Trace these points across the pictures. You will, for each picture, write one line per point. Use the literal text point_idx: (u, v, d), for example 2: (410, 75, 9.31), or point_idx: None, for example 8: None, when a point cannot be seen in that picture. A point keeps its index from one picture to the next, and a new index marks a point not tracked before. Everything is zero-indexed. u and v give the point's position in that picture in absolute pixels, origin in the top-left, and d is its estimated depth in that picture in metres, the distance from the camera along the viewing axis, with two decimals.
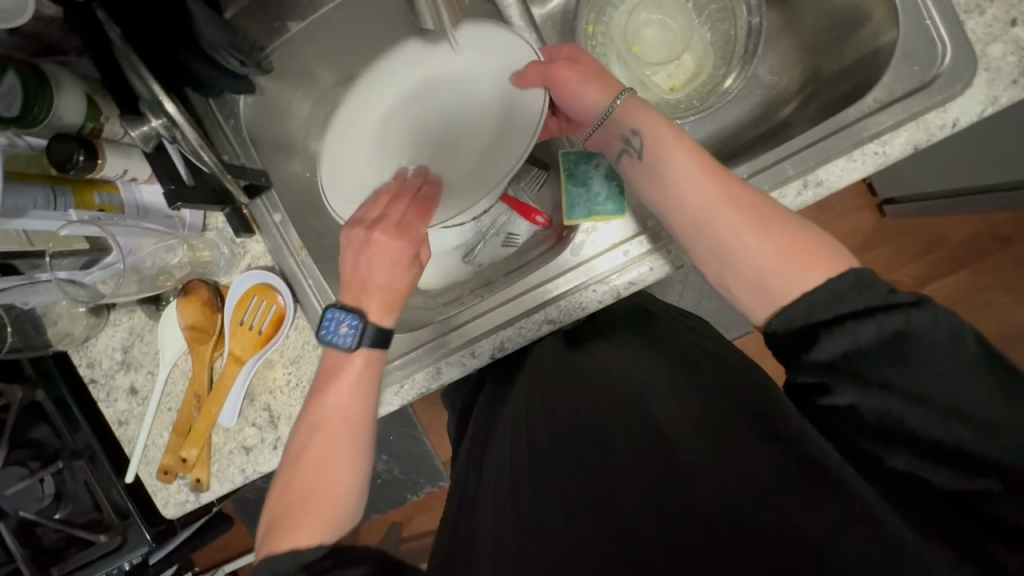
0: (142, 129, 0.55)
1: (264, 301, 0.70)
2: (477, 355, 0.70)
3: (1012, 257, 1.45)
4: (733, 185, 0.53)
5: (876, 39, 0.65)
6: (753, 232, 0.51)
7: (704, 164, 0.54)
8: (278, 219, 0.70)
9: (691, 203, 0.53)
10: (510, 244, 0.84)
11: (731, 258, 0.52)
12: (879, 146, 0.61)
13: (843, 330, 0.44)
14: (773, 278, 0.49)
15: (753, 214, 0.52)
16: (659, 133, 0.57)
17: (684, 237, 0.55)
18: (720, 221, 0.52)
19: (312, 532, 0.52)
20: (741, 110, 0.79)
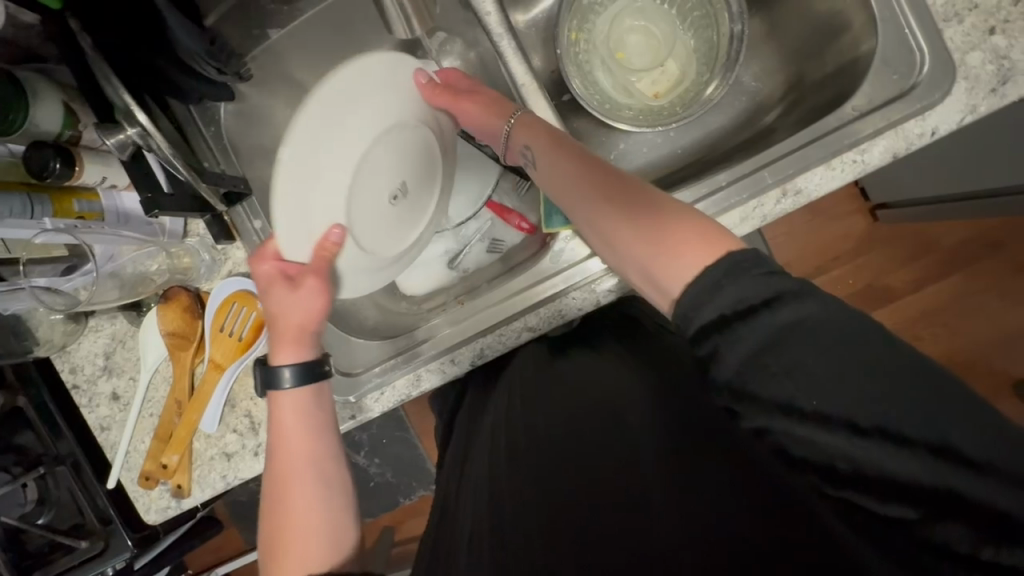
0: (118, 138, 0.54)
1: (243, 308, 0.70)
2: (458, 363, 0.70)
3: (1006, 261, 1.44)
4: (615, 185, 0.55)
5: (856, 47, 0.65)
6: (642, 231, 0.51)
7: (589, 170, 0.57)
8: (259, 226, 0.71)
9: (582, 211, 0.56)
10: (496, 250, 0.84)
11: (627, 262, 0.53)
12: (858, 154, 0.61)
13: (727, 336, 0.43)
14: (663, 276, 0.49)
15: (634, 208, 0.53)
16: (551, 146, 0.61)
17: (600, 251, 0.57)
18: (603, 219, 0.54)
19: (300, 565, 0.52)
20: (725, 117, 0.79)
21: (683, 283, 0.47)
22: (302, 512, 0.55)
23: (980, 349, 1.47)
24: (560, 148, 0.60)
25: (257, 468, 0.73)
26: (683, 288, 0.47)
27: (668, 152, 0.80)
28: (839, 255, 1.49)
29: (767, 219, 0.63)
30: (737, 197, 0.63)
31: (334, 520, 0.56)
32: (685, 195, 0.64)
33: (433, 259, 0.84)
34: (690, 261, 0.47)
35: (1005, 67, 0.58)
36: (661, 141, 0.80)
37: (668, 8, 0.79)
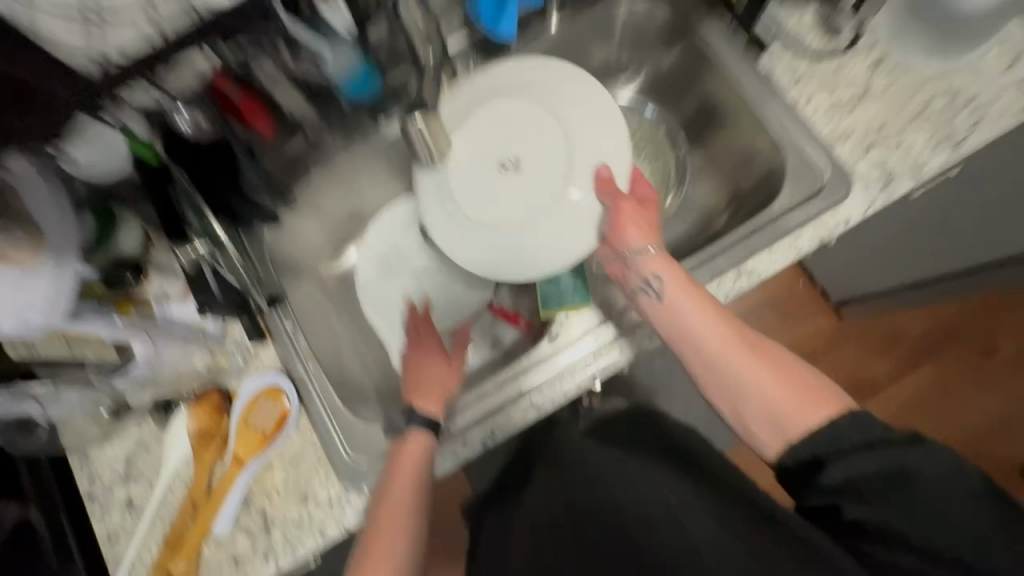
0: (188, 251, 0.69)
1: (271, 402, 0.76)
2: (469, 444, 0.74)
3: (970, 347, 1.56)
4: (745, 330, 0.66)
5: (771, 167, 0.83)
6: (767, 372, 0.62)
7: (712, 311, 0.66)
8: (290, 327, 0.80)
9: (704, 338, 0.65)
10: (497, 347, 0.94)
11: (747, 400, 0.62)
12: (792, 240, 0.75)
13: (838, 459, 0.54)
14: (780, 418, 0.60)
15: (763, 359, 0.63)
16: (677, 280, 0.68)
17: (706, 379, 0.65)
18: (736, 360, 0.63)
19: None
20: (683, 224, 0.96)
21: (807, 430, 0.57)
22: (387, 547, 0.62)
23: (978, 435, 1.51)
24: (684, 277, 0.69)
25: (265, 572, 0.72)
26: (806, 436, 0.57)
27: None
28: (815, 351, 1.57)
29: (728, 296, 0.75)
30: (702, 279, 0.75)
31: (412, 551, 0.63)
32: None
33: None
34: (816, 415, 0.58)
35: (886, 171, 0.76)
36: None
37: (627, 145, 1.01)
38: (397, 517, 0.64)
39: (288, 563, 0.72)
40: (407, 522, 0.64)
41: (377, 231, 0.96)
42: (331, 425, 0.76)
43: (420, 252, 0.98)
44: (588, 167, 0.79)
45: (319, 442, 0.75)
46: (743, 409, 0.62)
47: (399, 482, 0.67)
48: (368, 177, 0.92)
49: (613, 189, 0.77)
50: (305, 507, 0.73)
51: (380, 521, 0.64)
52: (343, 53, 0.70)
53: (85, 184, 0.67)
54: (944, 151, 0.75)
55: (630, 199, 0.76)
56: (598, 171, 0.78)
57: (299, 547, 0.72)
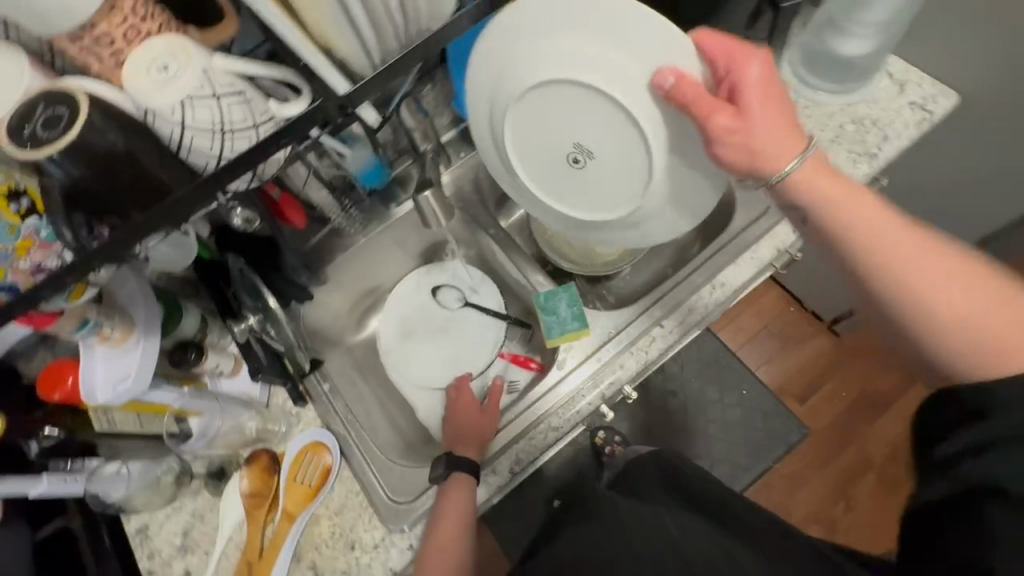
0: (242, 324, 0.78)
1: (316, 456, 0.83)
2: (498, 472, 0.81)
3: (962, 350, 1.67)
4: (952, 265, 0.50)
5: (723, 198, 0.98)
6: (963, 291, 0.49)
7: (909, 239, 0.51)
8: (327, 387, 0.90)
9: (896, 268, 0.51)
10: (512, 390, 1.03)
11: (945, 335, 0.49)
12: (753, 253, 0.88)
13: (998, 418, 0.45)
14: (961, 367, 0.49)
15: (974, 290, 0.49)
16: (857, 213, 0.53)
17: (892, 308, 0.52)
18: (925, 287, 0.50)
19: None
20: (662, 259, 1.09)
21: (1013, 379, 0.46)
22: None
23: None
24: (866, 203, 0.53)
25: None
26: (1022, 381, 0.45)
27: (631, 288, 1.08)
28: (823, 372, 1.72)
29: (708, 307, 0.86)
30: (681, 295, 0.87)
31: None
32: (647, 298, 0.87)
33: None
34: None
35: None
36: (622, 282, 1.07)
37: None
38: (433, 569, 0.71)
39: None
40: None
41: (395, 301, 1.10)
42: (370, 473, 0.83)
43: (435, 314, 1.10)
44: (645, 84, 0.60)
45: (361, 489, 0.82)
46: (933, 341, 0.50)
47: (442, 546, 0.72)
48: (384, 252, 1.06)
49: (694, 90, 0.55)
50: (352, 554, 0.78)
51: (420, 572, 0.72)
52: (362, 152, 0.85)
53: (154, 282, 0.81)
54: (863, 164, 0.90)
55: (727, 107, 0.54)
56: (662, 78, 0.56)
57: None
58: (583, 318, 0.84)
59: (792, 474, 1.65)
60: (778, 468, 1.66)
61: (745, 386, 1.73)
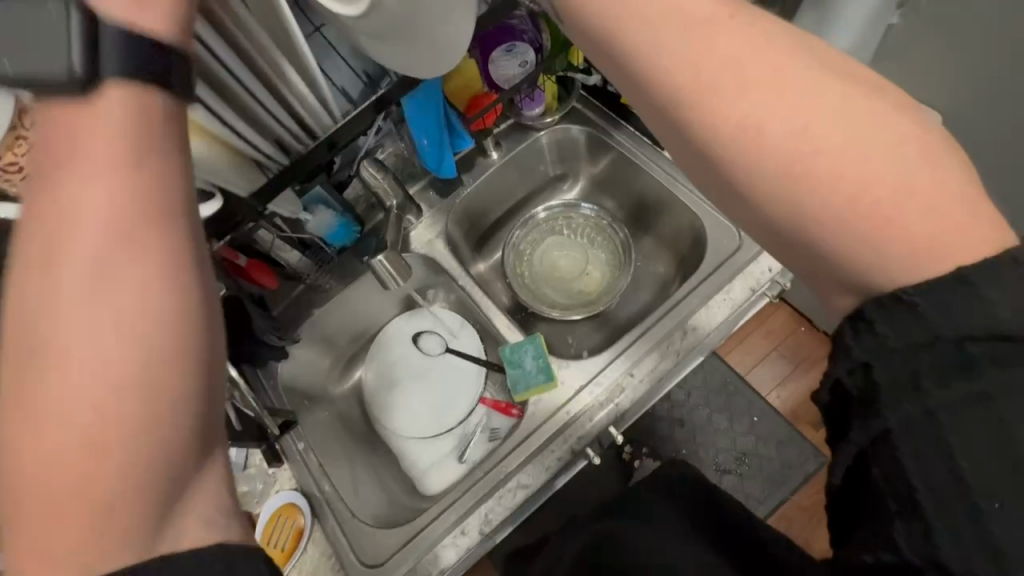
0: None
1: (288, 518, 0.85)
2: (467, 533, 0.79)
3: None
4: (841, 104, 0.38)
5: (697, 234, 0.96)
6: (877, 155, 0.37)
7: (785, 92, 0.38)
8: (302, 446, 0.90)
9: (782, 127, 0.38)
10: (493, 437, 1.03)
11: (839, 224, 0.38)
12: (726, 294, 0.85)
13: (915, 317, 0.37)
14: (863, 270, 0.39)
15: (885, 137, 0.38)
16: (714, 64, 0.39)
17: (759, 197, 0.40)
18: (823, 137, 0.38)
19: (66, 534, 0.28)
20: (641, 297, 1.07)
21: (940, 272, 0.37)
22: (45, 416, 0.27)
23: None
24: (759, 40, 0.39)
25: None
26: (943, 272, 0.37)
27: (611, 329, 1.06)
28: None
29: (681, 353, 0.83)
30: (650, 342, 0.84)
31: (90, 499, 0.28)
32: (621, 342, 0.85)
33: (445, 457, 1.03)
34: (947, 255, 0.37)
35: None
36: (600, 324, 1.06)
37: (579, 237, 1.12)
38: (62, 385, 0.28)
39: None
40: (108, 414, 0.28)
41: (378, 349, 1.10)
42: (341, 535, 0.84)
43: (415, 360, 1.09)
44: None
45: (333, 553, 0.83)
46: (823, 229, 0.39)
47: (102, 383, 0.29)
48: (363, 306, 1.07)
49: None
50: None
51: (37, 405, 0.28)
52: (325, 215, 0.89)
53: None
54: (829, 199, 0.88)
55: None
56: None
57: None
58: (548, 372, 0.83)
59: (811, 505, 1.57)
60: (795, 499, 1.57)
61: (757, 413, 1.65)
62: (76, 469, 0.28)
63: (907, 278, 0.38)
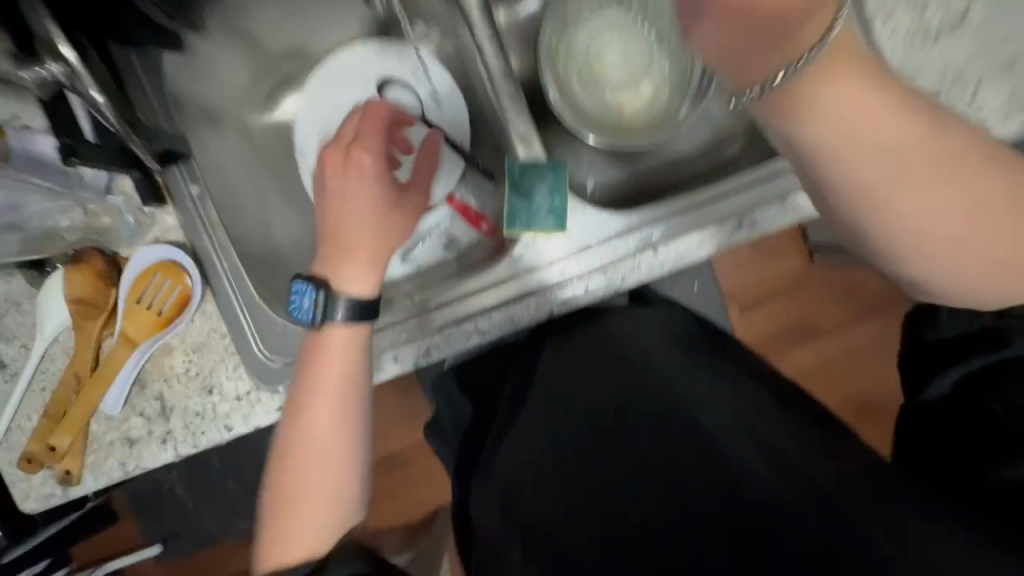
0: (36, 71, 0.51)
1: (168, 280, 0.65)
2: (400, 361, 0.67)
3: None
4: (957, 144, 0.41)
5: None
6: (945, 216, 0.41)
7: (919, 172, 0.40)
8: (196, 192, 0.65)
9: (889, 196, 0.41)
10: (450, 249, 0.81)
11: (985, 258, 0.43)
12: (810, 196, 0.65)
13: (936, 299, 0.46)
14: (952, 275, 0.44)
15: (980, 186, 0.41)
16: (872, 174, 0.40)
17: (974, 284, 0.43)
18: (925, 203, 0.41)
19: (318, 505, 0.59)
20: (690, 143, 0.81)
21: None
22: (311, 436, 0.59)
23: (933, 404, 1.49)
24: (848, 119, 0.39)
25: (162, 457, 0.66)
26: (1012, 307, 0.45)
27: (636, 169, 0.81)
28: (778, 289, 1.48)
29: (722, 246, 0.66)
30: (696, 222, 0.65)
31: (311, 464, 0.59)
32: (660, 208, 0.65)
33: None
34: (1007, 256, 0.42)
35: None
36: (625, 159, 0.80)
37: (647, 34, 0.81)
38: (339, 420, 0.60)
39: (187, 451, 0.66)
40: (318, 422, 0.59)
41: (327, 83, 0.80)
42: (241, 316, 0.66)
43: None
44: None
45: (227, 332, 0.66)
46: (933, 268, 0.43)
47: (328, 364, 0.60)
48: None
49: None
50: (209, 399, 0.66)
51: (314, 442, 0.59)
52: None
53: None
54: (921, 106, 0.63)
55: None
56: None
57: (201, 437, 0.66)
58: (562, 215, 0.64)
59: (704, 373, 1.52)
60: None
61: None
62: (317, 445, 0.59)
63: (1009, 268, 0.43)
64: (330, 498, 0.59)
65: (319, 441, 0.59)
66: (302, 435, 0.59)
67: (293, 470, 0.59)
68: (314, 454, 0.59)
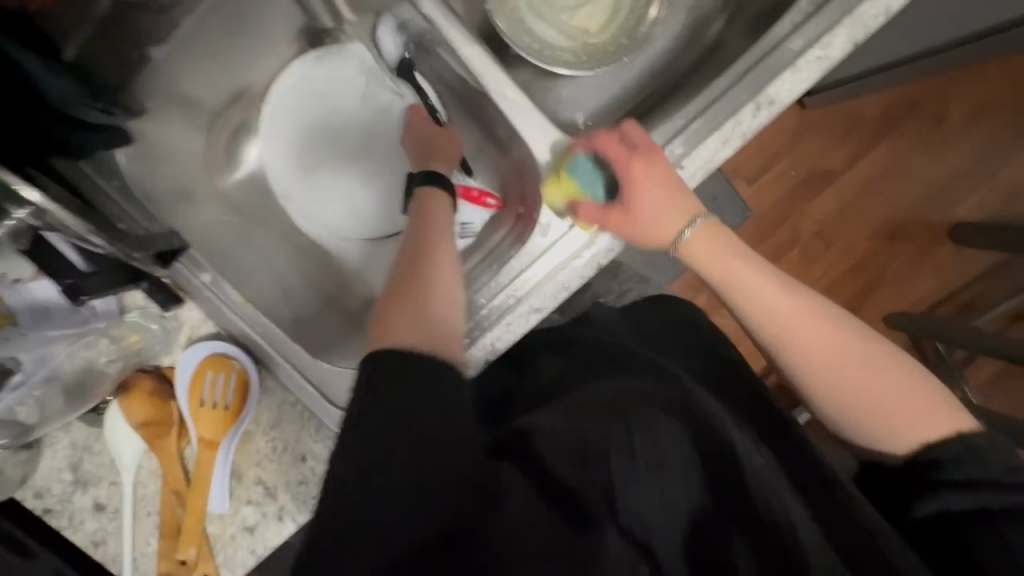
0: (6, 227, 0.47)
1: (220, 373, 0.63)
2: (471, 364, 0.66)
3: (956, 125, 1.35)
4: (867, 353, 0.52)
5: None
6: (867, 375, 0.51)
7: (814, 326, 0.53)
8: (208, 280, 0.61)
9: (777, 344, 0.54)
10: (464, 235, 0.78)
11: (872, 414, 0.50)
12: (822, 50, 0.60)
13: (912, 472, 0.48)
14: (858, 422, 0.51)
15: (888, 381, 0.51)
16: (764, 302, 0.55)
17: (876, 431, 0.50)
18: (828, 385, 0.52)
19: (408, 328, 0.47)
20: (669, 39, 0.75)
21: (942, 437, 0.48)
22: (423, 262, 0.53)
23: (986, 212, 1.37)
24: (727, 255, 0.58)
25: (285, 531, 0.67)
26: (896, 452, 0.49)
27: (623, 86, 0.76)
28: (780, 149, 1.34)
29: (747, 136, 0.61)
30: (714, 122, 0.61)
31: (417, 291, 0.51)
32: (666, 127, 0.62)
33: None
34: (899, 420, 0.49)
35: None
36: (607, 79, 0.75)
37: None
38: (436, 256, 0.54)
39: (306, 518, 0.67)
40: (420, 248, 0.54)
41: (284, 116, 0.78)
42: (302, 380, 0.63)
43: (351, 130, 0.80)
44: None
45: (296, 399, 0.65)
46: (839, 406, 0.52)
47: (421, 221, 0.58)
48: (237, 47, 0.70)
49: None
50: (306, 465, 0.66)
51: (417, 251, 0.54)
52: None
53: None
54: None
55: None
56: None
57: (313, 500, 0.66)
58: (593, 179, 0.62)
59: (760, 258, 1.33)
60: None
61: None
62: (421, 270, 0.53)
63: (913, 438, 0.49)
64: (435, 317, 0.49)
65: (425, 264, 0.53)
66: (414, 251, 0.54)
67: (402, 292, 0.51)
68: (424, 277, 0.52)
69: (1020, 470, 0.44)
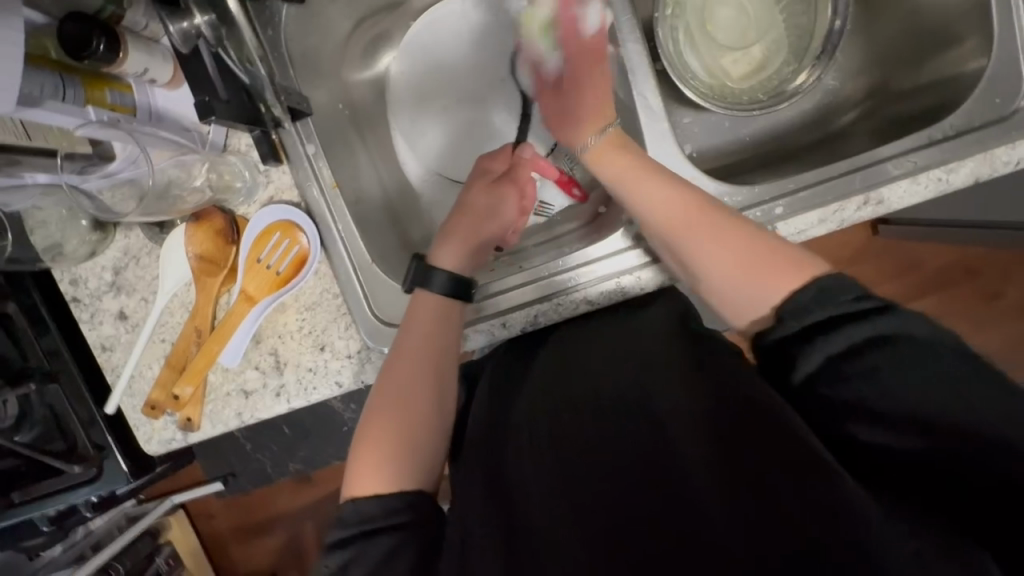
0: (181, 25, 0.52)
1: (286, 240, 0.65)
2: (509, 327, 0.68)
3: (1011, 305, 1.36)
4: (739, 225, 0.55)
5: (949, 77, 0.67)
6: (730, 244, 0.54)
7: (686, 206, 0.57)
8: (311, 151, 0.66)
9: (662, 224, 0.58)
10: (540, 214, 0.79)
11: (749, 285, 0.52)
12: (944, 173, 0.61)
13: (810, 345, 0.44)
14: (738, 295, 0.52)
15: (746, 249, 0.53)
16: (658, 192, 0.59)
17: (748, 295, 0.52)
18: (706, 258, 0.54)
19: (381, 468, 0.51)
20: (801, 111, 0.78)
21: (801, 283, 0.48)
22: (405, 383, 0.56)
23: None
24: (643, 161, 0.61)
25: (277, 410, 0.67)
26: (770, 313, 0.50)
27: (739, 137, 0.78)
28: (837, 262, 1.36)
29: (844, 223, 0.63)
30: (820, 198, 0.63)
31: (396, 425, 0.54)
32: (772, 186, 0.64)
33: None
34: (757, 290, 0.51)
35: None
36: (727, 125, 0.78)
37: None
38: (417, 375, 0.57)
39: (302, 404, 0.67)
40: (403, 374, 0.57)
41: (421, 36, 0.80)
42: (354, 277, 0.66)
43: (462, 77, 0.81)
44: None
45: (341, 294, 0.66)
46: (718, 280, 0.54)
47: (422, 334, 0.59)
48: None
49: None
50: (323, 355, 0.66)
51: (400, 380, 0.56)
52: None
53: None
54: (1022, 130, 0.60)
55: None
56: None
57: (313, 391, 0.67)
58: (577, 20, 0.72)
59: None
60: None
61: None
62: (399, 401, 0.55)
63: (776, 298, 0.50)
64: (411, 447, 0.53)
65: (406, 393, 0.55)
66: (400, 377, 0.57)
67: (378, 419, 0.54)
68: (403, 405, 0.55)
69: (867, 297, 0.44)
